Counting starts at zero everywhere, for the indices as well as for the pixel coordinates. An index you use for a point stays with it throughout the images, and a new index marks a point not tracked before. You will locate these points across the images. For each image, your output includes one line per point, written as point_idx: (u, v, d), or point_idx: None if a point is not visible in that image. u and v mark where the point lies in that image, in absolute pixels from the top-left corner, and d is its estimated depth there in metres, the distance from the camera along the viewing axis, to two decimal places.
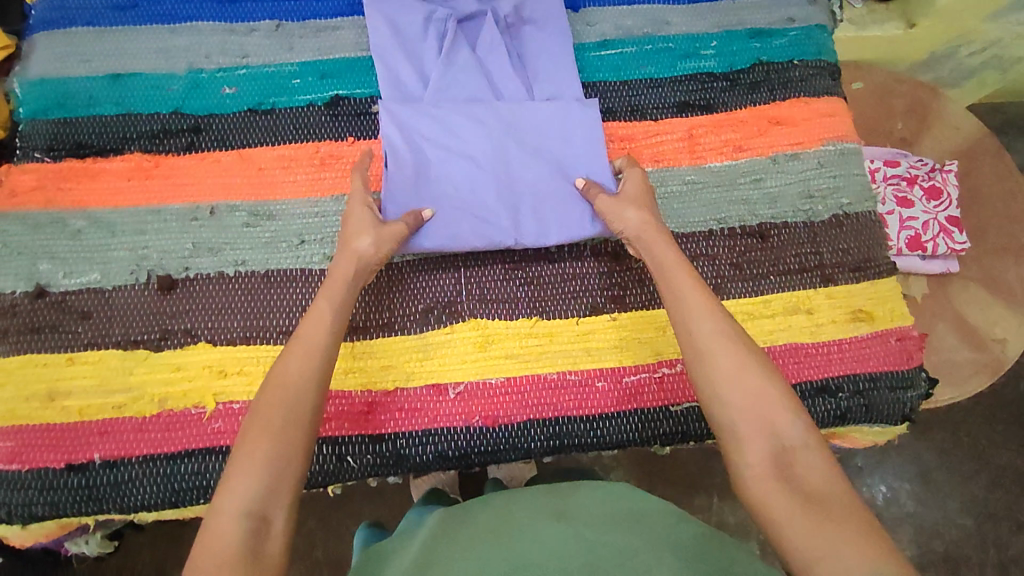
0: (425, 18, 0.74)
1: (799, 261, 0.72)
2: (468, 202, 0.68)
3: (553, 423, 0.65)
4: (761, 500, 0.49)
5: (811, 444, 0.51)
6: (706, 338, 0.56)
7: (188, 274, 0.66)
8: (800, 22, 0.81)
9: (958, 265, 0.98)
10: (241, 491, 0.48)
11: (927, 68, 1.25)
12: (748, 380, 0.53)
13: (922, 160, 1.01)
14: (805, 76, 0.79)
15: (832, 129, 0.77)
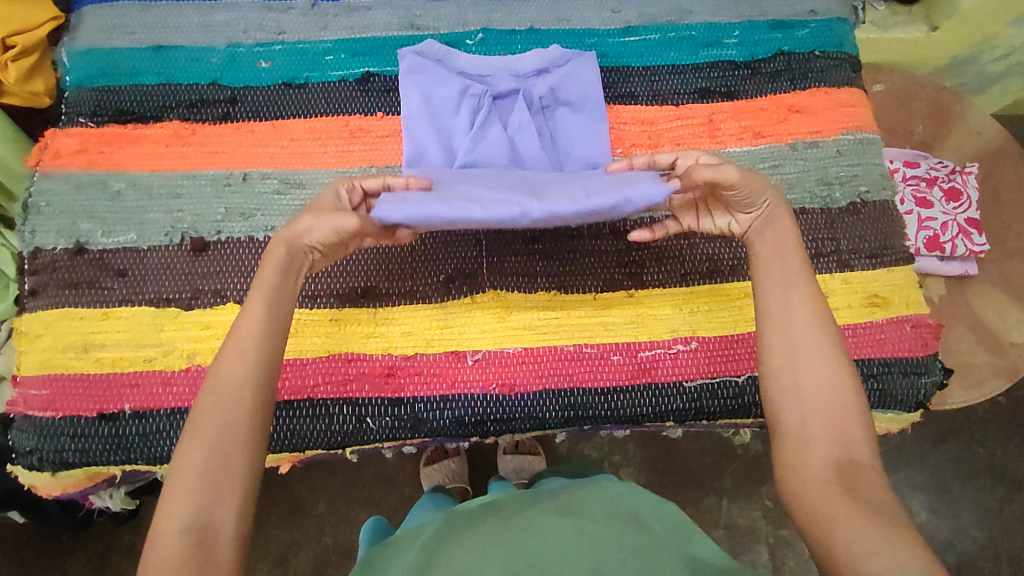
0: (460, 93, 0.73)
1: (815, 246, 0.73)
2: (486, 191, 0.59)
3: (568, 394, 0.66)
4: (814, 507, 0.48)
5: (875, 464, 0.50)
6: (802, 334, 0.55)
7: (220, 237, 0.68)
8: (822, 15, 0.82)
9: (977, 268, 0.98)
10: (181, 509, 0.46)
11: (950, 74, 1.25)
12: (831, 388, 0.53)
13: (942, 162, 1.02)
14: (826, 67, 0.80)
15: (852, 120, 0.78)
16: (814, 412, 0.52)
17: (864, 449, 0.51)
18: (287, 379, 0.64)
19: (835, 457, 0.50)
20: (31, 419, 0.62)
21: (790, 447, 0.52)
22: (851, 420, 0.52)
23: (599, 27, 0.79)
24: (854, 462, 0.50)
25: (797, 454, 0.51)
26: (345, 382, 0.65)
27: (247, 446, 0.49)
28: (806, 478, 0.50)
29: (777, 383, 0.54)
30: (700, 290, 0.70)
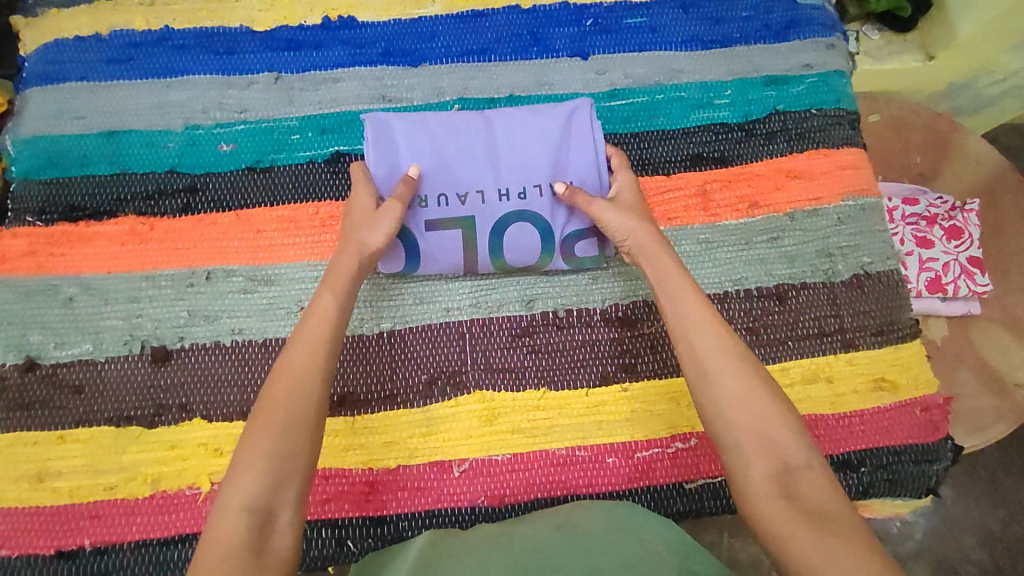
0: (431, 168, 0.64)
1: (818, 323, 0.69)
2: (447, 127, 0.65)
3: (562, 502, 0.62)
4: (762, 517, 0.47)
5: (814, 465, 0.49)
6: (707, 343, 0.54)
7: (183, 344, 0.63)
8: (817, 68, 0.78)
9: (979, 307, 0.88)
10: (244, 486, 0.46)
11: (944, 98, 1.16)
12: (745, 391, 0.51)
13: (942, 197, 0.91)
14: (823, 126, 0.75)
15: (853, 183, 0.73)
16: (739, 416, 0.51)
17: (799, 449, 0.49)
18: None
19: (774, 463, 0.49)
20: None
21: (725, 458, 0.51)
22: (778, 418, 0.50)
23: (582, 90, 0.75)
24: (793, 464, 0.48)
25: (735, 470, 0.50)
26: (323, 502, 0.61)
27: (310, 425, 0.50)
28: (752, 491, 0.48)
29: (702, 400, 0.53)
30: None
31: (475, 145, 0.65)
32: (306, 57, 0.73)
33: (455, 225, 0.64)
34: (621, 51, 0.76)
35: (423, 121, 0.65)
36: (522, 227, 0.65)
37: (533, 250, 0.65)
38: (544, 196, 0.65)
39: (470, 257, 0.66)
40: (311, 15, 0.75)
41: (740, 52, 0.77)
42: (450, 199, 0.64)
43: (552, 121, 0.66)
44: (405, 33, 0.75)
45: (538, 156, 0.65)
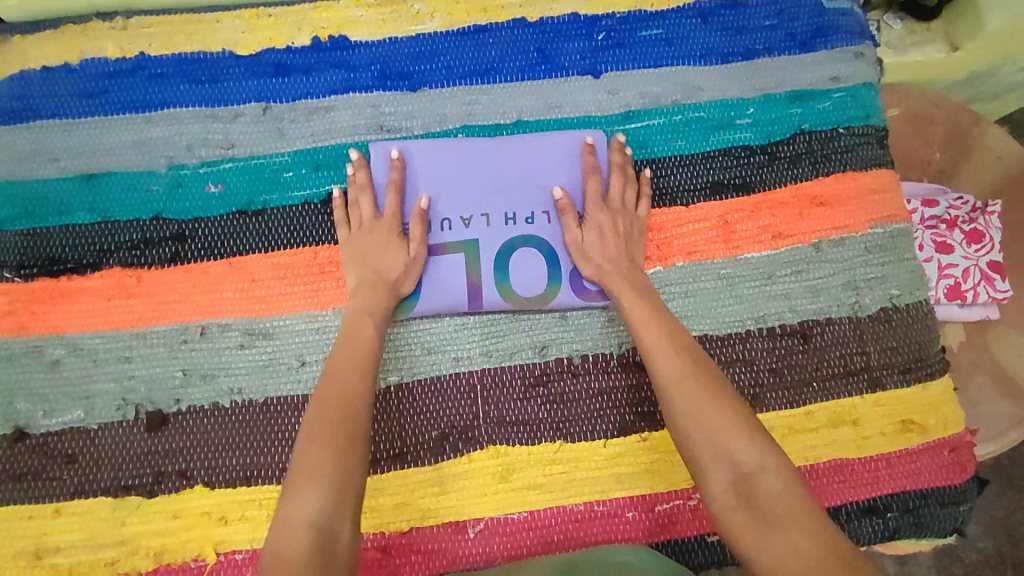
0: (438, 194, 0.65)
1: (844, 362, 0.66)
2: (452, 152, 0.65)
3: None
4: (727, 529, 0.49)
5: (768, 464, 0.49)
6: (658, 352, 0.57)
7: (180, 406, 0.60)
8: (845, 81, 0.73)
9: (997, 313, 0.85)
10: (309, 504, 0.47)
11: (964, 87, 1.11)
12: (694, 402, 0.53)
13: (961, 198, 0.88)
14: (851, 146, 0.71)
15: (882, 209, 0.70)
16: (692, 429, 0.52)
17: (754, 453, 0.50)
18: None
19: (731, 470, 0.50)
20: None
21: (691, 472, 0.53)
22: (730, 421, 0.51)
23: (595, 113, 0.70)
24: (748, 470, 0.49)
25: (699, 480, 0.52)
26: None
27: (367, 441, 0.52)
28: (717, 503, 0.50)
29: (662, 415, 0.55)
30: None
31: (481, 172, 0.65)
32: (296, 84, 0.67)
33: (458, 249, 0.64)
34: (635, 66, 0.71)
35: (431, 145, 0.65)
36: (527, 252, 0.64)
37: (537, 280, 0.64)
38: (552, 222, 0.65)
39: (473, 285, 0.63)
40: (299, 34, 0.69)
41: (763, 65, 0.72)
42: (456, 223, 0.64)
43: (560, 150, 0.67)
44: (402, 53, 0.69)
45: (546, 182, 0.66)
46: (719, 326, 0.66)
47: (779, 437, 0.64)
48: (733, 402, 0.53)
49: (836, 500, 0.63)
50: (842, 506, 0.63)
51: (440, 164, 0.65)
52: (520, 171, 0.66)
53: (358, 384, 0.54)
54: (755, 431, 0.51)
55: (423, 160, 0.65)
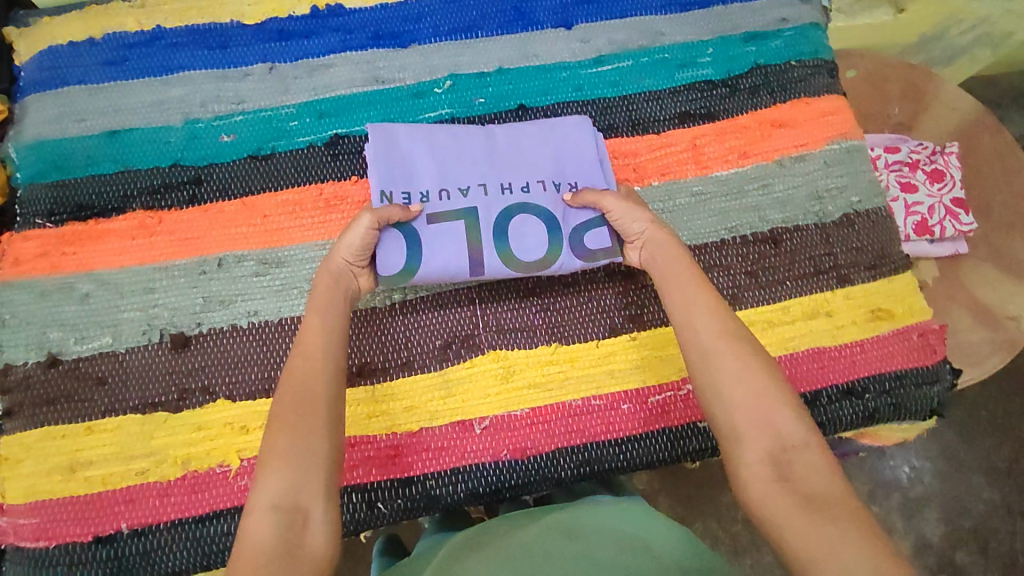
0: (436, 169, 0.68)
1: (814, 263, 0.71)
2: (446, 135, 0.69)
3: (582, 450, 0.64)
4: (757, 500, 0.50)
5: (812, 443, 0.51)
6: (708, 318, 0.56)
7: (202, 329, 0.65)
8: (794, 22, 0.80)
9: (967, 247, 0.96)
10: (271, 488, 0.48)
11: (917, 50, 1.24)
12: (746, 374, 0.53)
13: (923, 142, 0.99)
14: (804, 76, 0.78)
15: (836, 128, 0.76)
16: (736, 394, 0.53)
17: (798, 430, 0.52)
18: None
19: (774, 444, 0.51)
20: (26, 550, 0.60)
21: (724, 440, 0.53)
22: (780, 399, 0.53)
23: (569, 59, 0.77)
24: (790, 444, 0.51)
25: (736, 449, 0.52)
26: (350, 468, 0.62)
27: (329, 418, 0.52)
28: (749, 473, 0.51)
29: (703, 383, 0.55)
30: None
31: (476, 150, 0.69)
32: (298, 47, 0.75)
33: (458, 217, 0.65)
34: (603, 19, 0.79)
35: (426, 131, 0.69)
36: (525, 219, 0.66)
37: (539, 245, 0.65)
38: (548, 190, 0.68)
39: (475, 255, 0.64)
40: (298, 5, 0.76)
41: (717, 13, 0.80)
42: (453, 193, 0.67)
43: (551, 131, 0.70)
44: (392, 16, 0.77)
45: (541, 157, 0.69)
46: (696, 237, 0.72)
47: (758, 330, 0.69)
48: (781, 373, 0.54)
49: (817, 384, 0.68)
50: (823, 390, 0.68)
51: (437, 142, 0.69)
52: (513, 149, 0.69)
53: (318, 361, 0.54)
54: (798, 411, 0.53)
55: (422, 138, 0.69)
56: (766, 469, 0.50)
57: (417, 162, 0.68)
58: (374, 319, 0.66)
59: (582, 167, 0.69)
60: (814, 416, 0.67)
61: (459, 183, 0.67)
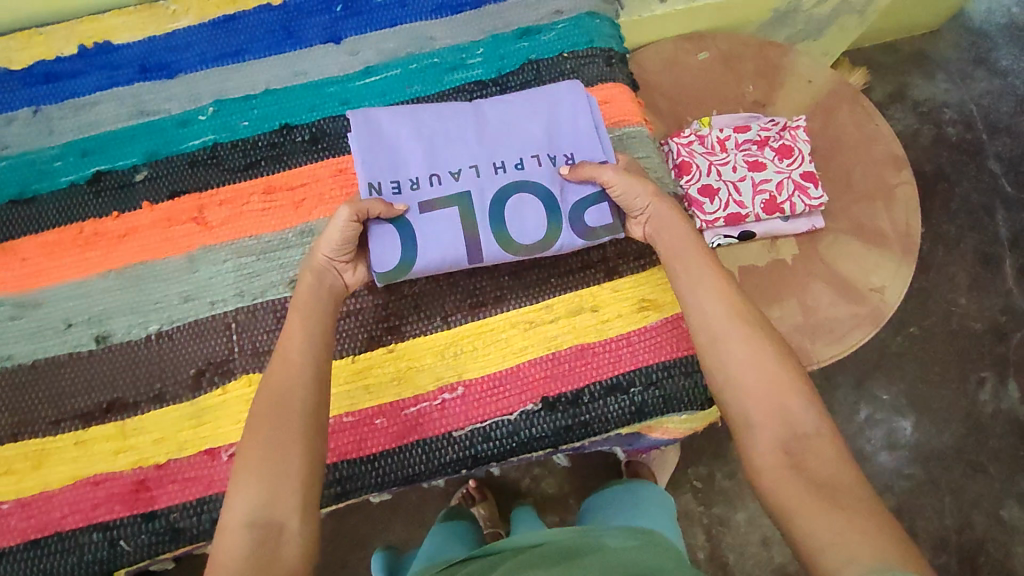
0: (427, 149, 0.84)
1: (547, 267, 0.88)
2: (437, 117, 0.85)
3: (355, 464, 0.83)
4: (768, 481, 0.66)
5: (823, 430, 0.67)
6: (722, 312, 0.76)
7: (8, 364, 0.81)
8: (568, 14, 0.91)
9: (821, 220, 1.12)
10: (241, 507, 0.65)
11: (779, 25, 1.35)
12: (753, 360, 0.72)
13: (772, 121, 1.15)
14: (576, 66, 0.89)
15: (610, 116, 0.89)
16: (750, 376, 0.72)
17: (812, 420, 0.68)
18: (38, 513, 0.77)
19: (790, 432, 0.68)
20: None
21: (742, 427, 0.71)
22: (793, 386, 0.70)
23: (337, 72, 0.87)
24: (803, 431, 0.68)
25: (754, 437, 0.69)
26: (97, 506, 0.77)
27: (308, 420, 0.70)
28: (759, 458, 0.68)
29: (714, 360, 0.75)
30: (465, 333, 0.86)
31: (466, 130, 0.85)
32: (63, 89, 0.86)
33: (451, 203, 0.83)
34: (374, 30, 0.89)
35: (417, 111, 0.84)
36: (523, 197, 0.84)
37: (540, 222, 0.84)
38: (542, 165, 0.85)
39: (471, 239, 0.83)
40: (67, 46, 0.87)
41: (491, 11, 0.90)
42: (444, 177, 0.83)
43: (542, 103, 0.87)
44: (158, 49, 0.87)
45: (529, 132, 0.86)
46: None
47: (509, 331, 0.86)
48: (792, 358, 0.72)
49: (564, 379, 0.85)
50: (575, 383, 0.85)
51: (424, 126, 0.85)
52: (499, 129, 0.86)
53: (303, 393, 0.71)
54: (807, 404, 0.69)
55: (411, 127, 0.84)
56: (781, 456, 0.67)
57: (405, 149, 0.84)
58: (135, 351, 0.80)
59: (569, 134, 0.86)
60: (582, 411, 0.85)
61: (453, 159, 0.84)
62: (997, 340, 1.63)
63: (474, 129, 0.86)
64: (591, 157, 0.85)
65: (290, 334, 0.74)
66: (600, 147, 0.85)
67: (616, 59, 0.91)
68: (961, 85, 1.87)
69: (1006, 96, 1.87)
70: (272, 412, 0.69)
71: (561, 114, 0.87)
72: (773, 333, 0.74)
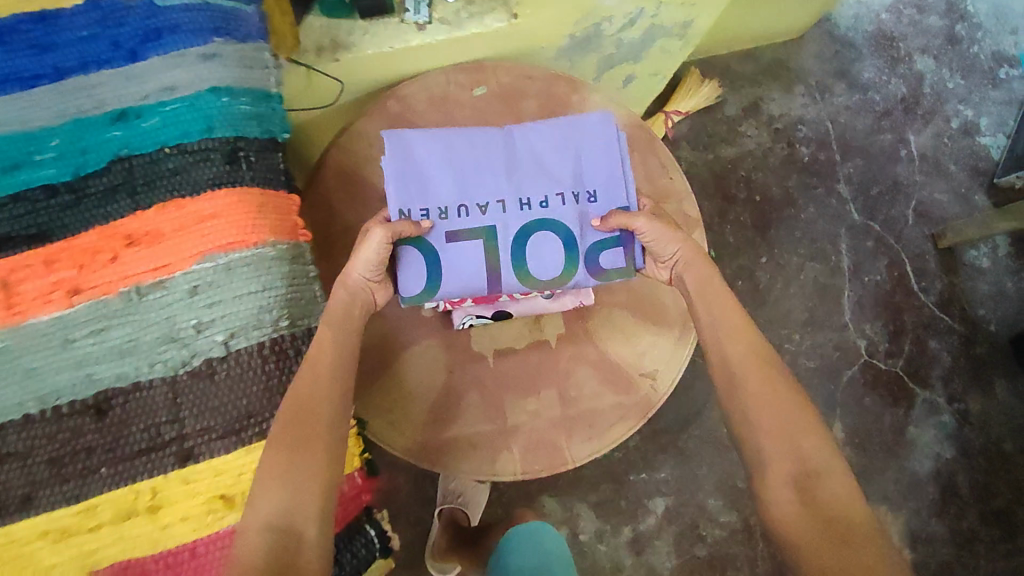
0: (456, 180, 0.93)
1: (99, 449, 0.65)
2: (476, 145, 0.94)
3: None
4: (775, 508, 0.73)
5: (833, 469, 0.73)
6: (745, 327, 0.82)
7: None
8: (183, 90, 0.69)
9: (590, 296, 1.00)
10: (266, 507, 0.64)
11: (583, 49, 1.15)
12: (775, 393, 0.77)
13: None
14: (182, 167, 0.68)
15: (221, 234, 0.67)
16: (763, 408, 0.76)
17: (823, 458, 0.74)
18: None
19: (802, 466, 0.73)
20: None
21: (753, 459, 0.76)
22: (808, 424, 0.75)
23: None
24: (813, 470, 0.73)
25: (767, 463, 0.75)
26: None
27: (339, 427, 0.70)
28: (768, 483, 0.74)
29: (739, 378, 0.79)
30: None
31: (497, 163, 0.94)
32: None
33: (478, 236, 0.92)
34: None
35: (449, 139, 0.94)
36: (545, 235, 0.93)
37: (556, 261, 0.92)
38: (565, 204, 0.94)
39: (492, 272, 0.92)
40: None
41: (74, 85, 0.68)
42: (472, 209, 0.92)
43: (571, 131, 0.96)
44: None
45: (560, 170, 0.95)
46: None
47: (42, 541, 0.64)
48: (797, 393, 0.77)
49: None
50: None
51: (458, 157, 0.93)
52: (527, 162, 0.95)
53: (328, 386, 0.69)
54: (818, 444, 0.74)
55: (444, 152, 0.93)
56: (790, 493, 0.72)
57: (438, 172, 0.93)
58: None
59: (593, 167, 0.95)
60: None
61: (484, 192, 0.93)
62: (828, 380, 1.61)
63: (508, 160, 0.95)
64: (616, 199, 0.94)
65: (319, 338, 0.71)
66: (619, 190, 0.94)
67: (243, 152, 0.70)
68: (819, 99, 1.76)
69: (864, 112, 1.76)
70: (297, 412, 0.67)
71: (588, 150, 0.95)
72: (789, 376, 0.79)
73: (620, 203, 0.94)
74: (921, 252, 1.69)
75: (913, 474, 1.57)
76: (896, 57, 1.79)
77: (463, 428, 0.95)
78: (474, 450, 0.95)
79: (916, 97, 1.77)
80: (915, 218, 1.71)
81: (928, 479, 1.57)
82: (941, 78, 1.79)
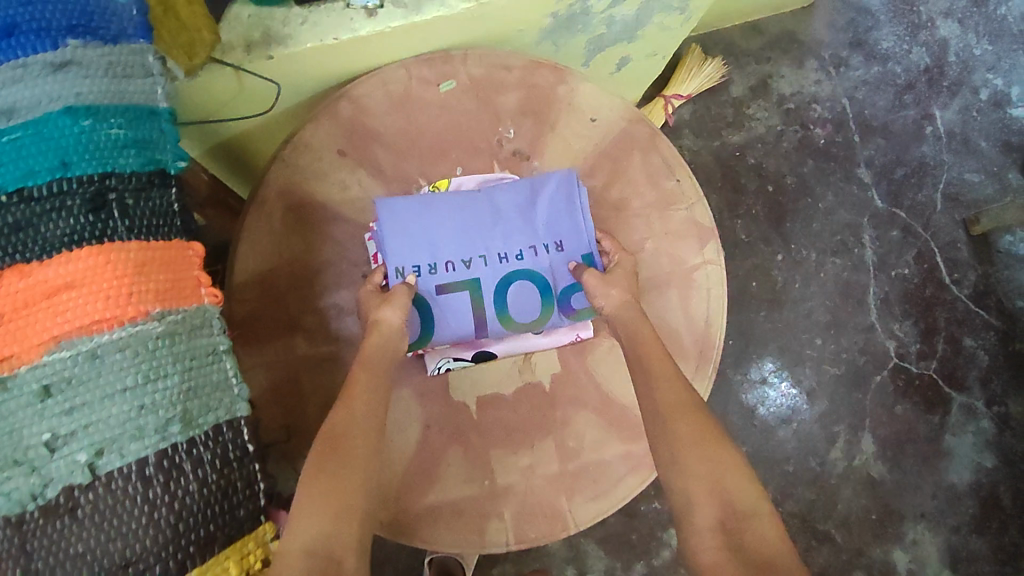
0: (437, 242, 0.81)
1: None
2: (454, 204, 0.82)
3: None
4: (704, 560, 0.63)
5: (760, 510, 0.65)
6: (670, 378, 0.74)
7: None
8: (29, 111, 0.51)
9: (589, 329, 0.85)
10: (309, 532, 0.60)
11: (569, 31, 0.97)
12: (699, 445, 0.69)
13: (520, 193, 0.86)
14: (30, 219, 0.50)
15: (79, 313, 0.49)
16: (688, 458, 0.68)
17: (750, 500, 0.66)
18: None
19: (728, 509, 0.65)
20: None
21: (679, 501, 0.68)
22: (730, 462, 0.68)
23: None
24: (741, 512, 0.65)
25: (692, 512, 0.66)
26: None
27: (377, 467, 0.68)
28: (697, 535, 0.65)
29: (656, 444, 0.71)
30: None
31: (474, 219, 0.83)
32: None
33: (463, 287, 0.81)
34: None
35: (427, 201, 0.81)
36: (523, 284, 0.83)
37: (534, 309, 0.83)
38: (539, 256, 0.84)
39: (480, 318, 0.82)
40: None
41: None
42: (457, 265, 0.82)
43: (540, 183, 0.84)
44: None
45: (535, 220, 0.84)
46: None
47: None
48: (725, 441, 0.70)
49: None
50: None
51: (438, 218, 0.81)
52: (504, 215, 0.84)
53: (366, 427, 0.69)
54: (748, 485, 0.67)
55: (422, 216, 0.81)
56: (715, 538, 0.64)
57: (418, 236, 0.81)
58: None
59: (563, 214, 0.84)
60: None
61: (468, 250, 0.82)
62: (853, 387, 1.47)
63: (489, 215, 0.83)
64: (581, 248, 0.85)
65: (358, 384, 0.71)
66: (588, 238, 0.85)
67: (115, 196, 0.53)
68: (834, 75, 1.59)
69: (884, 87, 1.59)
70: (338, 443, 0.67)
71: (557, 200, 0.84)
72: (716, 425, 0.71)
73: (587, 257, 0.85)
74: (951, 241, 1.53)
75: (950, 486, 1.44)
76: (917, 24, 1.61)
77: (445, 493, 0.81)
78: (459, 520, 0.80)
79: (941, 67, 1.60)
80: (944, 202, 1.55)
81: (967, 492, 1.44)
82: (968, 45, 1.60)
